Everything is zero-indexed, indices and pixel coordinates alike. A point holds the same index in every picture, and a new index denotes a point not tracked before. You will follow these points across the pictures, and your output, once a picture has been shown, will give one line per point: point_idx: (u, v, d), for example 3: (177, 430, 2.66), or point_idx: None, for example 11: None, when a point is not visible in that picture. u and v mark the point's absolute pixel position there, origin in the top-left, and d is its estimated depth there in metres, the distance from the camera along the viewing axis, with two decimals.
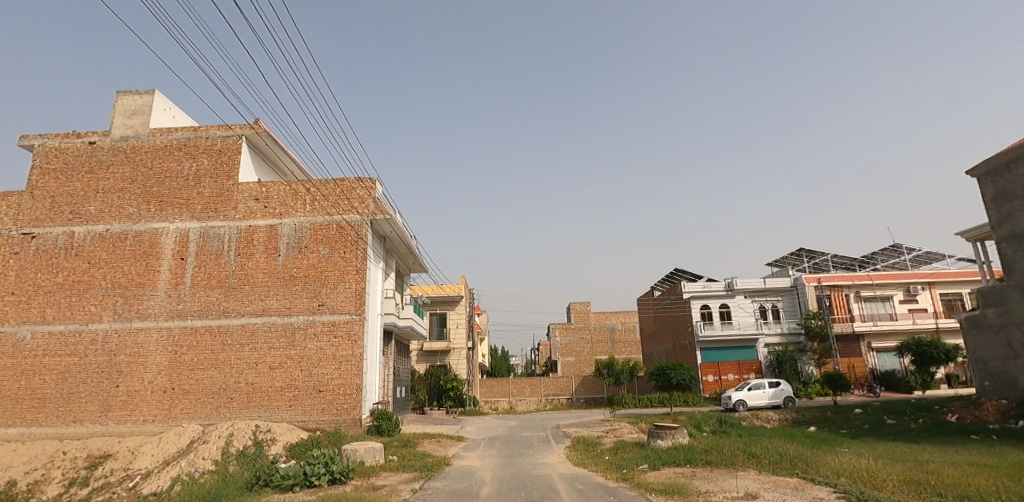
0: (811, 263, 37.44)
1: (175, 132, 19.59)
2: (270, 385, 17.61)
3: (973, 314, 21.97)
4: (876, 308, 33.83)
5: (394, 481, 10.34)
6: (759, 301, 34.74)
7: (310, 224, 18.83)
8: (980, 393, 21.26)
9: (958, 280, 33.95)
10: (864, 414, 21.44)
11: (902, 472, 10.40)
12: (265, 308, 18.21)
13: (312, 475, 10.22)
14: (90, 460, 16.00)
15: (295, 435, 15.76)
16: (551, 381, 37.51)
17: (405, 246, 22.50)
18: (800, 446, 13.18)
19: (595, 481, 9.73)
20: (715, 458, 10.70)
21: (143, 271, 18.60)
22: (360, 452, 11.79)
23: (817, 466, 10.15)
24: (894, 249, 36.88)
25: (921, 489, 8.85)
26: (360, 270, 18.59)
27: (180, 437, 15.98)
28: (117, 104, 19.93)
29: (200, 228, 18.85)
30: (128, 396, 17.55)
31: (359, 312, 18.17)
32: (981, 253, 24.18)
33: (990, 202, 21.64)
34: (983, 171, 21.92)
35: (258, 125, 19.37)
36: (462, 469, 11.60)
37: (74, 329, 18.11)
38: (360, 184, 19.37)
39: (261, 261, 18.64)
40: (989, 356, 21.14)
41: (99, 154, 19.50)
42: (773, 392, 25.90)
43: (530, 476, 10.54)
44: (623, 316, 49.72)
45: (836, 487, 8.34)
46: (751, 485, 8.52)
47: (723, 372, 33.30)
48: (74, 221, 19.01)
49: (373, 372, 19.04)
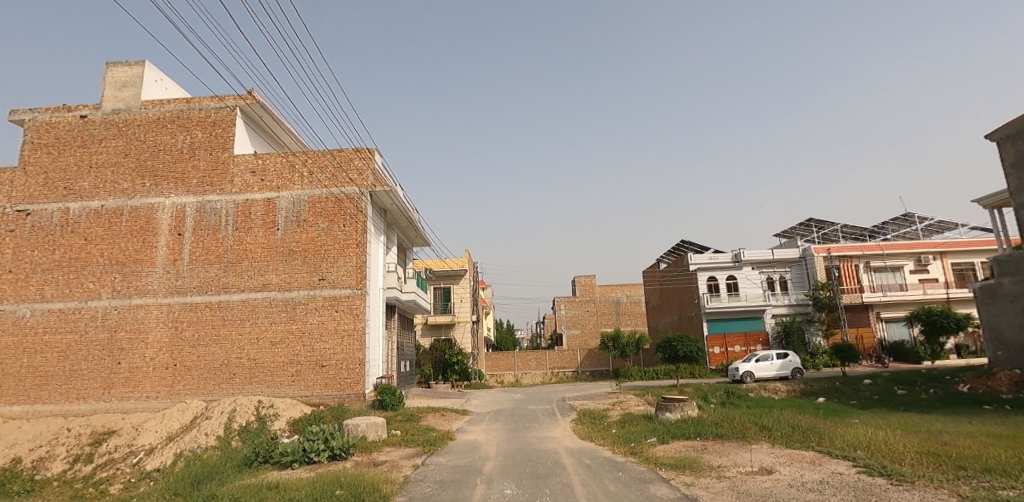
0: (819, 234, 36.88)
1: (168, 104, 19.06)
2: (272, 360, 17.42)
3: (987, 283, 21.46)
4: (886, 279, 33.35)
5: (397, 456, 10.11)
6: (767, 272, 34.26)
7: (308, 197, 18.41)
8: (993, 363, 20.91)
9: (971, 249, 33.37)
10: (875, 385, 21.13)
11: (919, 444, 10.10)
12: (264, 283, 17.92)
13: (311, 452, 9.99)
14: (94, 436, 15.88)
15: (298, 410, 15.60)
16: (556, 354, 37.41)
17: (406, 219, 22.10)
18: (812, 418, 12.82)
19: (603, 455, 9.43)
20: (726, 431, 10.36)
21: (140, 248, 18.28)
22: (362, 428, 11.55)
23: (831, 438, 9.82)
24: (905, 219, 36.21)
25: (942, 463, 8.48)
26: (361, 243, 18.22)
27: (184, 413, 15.83)
28: (106, 76, 19.35)
29: (197, 203, 18.44)
30: (130, 373, 17.41)
31: (360, 286, 17.85)
32: (997, 220, 23.59)
33: (1009, 168, 20.91)
34: (1003, 135, 21.12)
35: (252, 95, 18.79)
36: (465, 443, 11.35)
37: (74, 307, 17.91)
38: (357, 154, 18.83)
39: (260, 235, 18.28)
40: (1004, 326, 20.70)
41: (91, 128, 19.04)
42: (781, 363, 25.63)
43: (535, 450, 10.30)
44: (628, 289, 49.48)
45: (855, 461, 7.94)
46: (766, 459, 8.17)
47: (729, 343, 32.92)
48: (69, 197, 18.64)
49: (376, 346, 18.84)
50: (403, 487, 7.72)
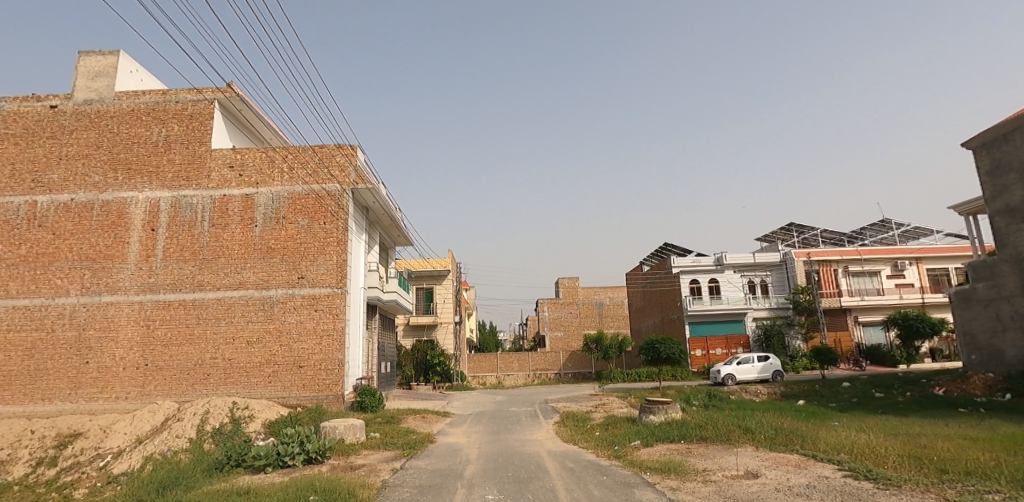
0: (800, 238, 37.31)
1: (143, 96, 18.50)
2: (248, 360, 16.98)
3: (962, 288, 21.83)
4: (864, 283, 33.83)
5: (375, 460, 9.83)
6: (748, 276, 34.55)
7: (288, 194, 18.01)
8: (967, 366, 21.25)
9: (946, 255, 34.01)
10: (853, 388, 21.34)
11: (900, 446, 10.13)
12: (241, 281, 17.47)
13: (286, 455, 9.66)
14: (59, 438, 15.30)
15: (275, 411, 15.19)
16: (539, 356, 37.28)
17: (389, 218, 21.78)
18: (793, 421, 12.82)
19: (587, 459, 9.27)
20: (710, 434, 10.26)
21: (111, 243, 17.70)
22: (340, 430, 11.26)
23: (814, 441, 9.79)
24: (882, 225, 36.81)
25: (925, 466, 8.47)
26: (342, 241, 17.86)
27: (155, 415, 15.30)
28: (79, 66, 18.73)
29: (172, 198, 17.92)
30: (98, 373, 16.82)
31: (341, 285, 17.50)
32: (972, 227, 24.02)
33: (984, 175, 21.33)
34: (978, 143, 21.53)
35: (231, 88, 18.34)
36: (445, 446, 11.11)
37: (40, 304, 17.26)
38: (340, 151, 18.48)
39: (237, 232, 17.82)
40: (978, 330, 21.06)
41: (61, 119, 18.40)
42: (761, 366, 25.79)
43: (517, 454, 10.12)
44: (611, 292, 49.54)
45: (840, 464, 7.87)
46: (751, 463, 8.07)
47: (711, 346, 33.13)
48: (36, 190, 17.98)
49: (356, 346, 18.46)
50: (380, 493, 7.46)
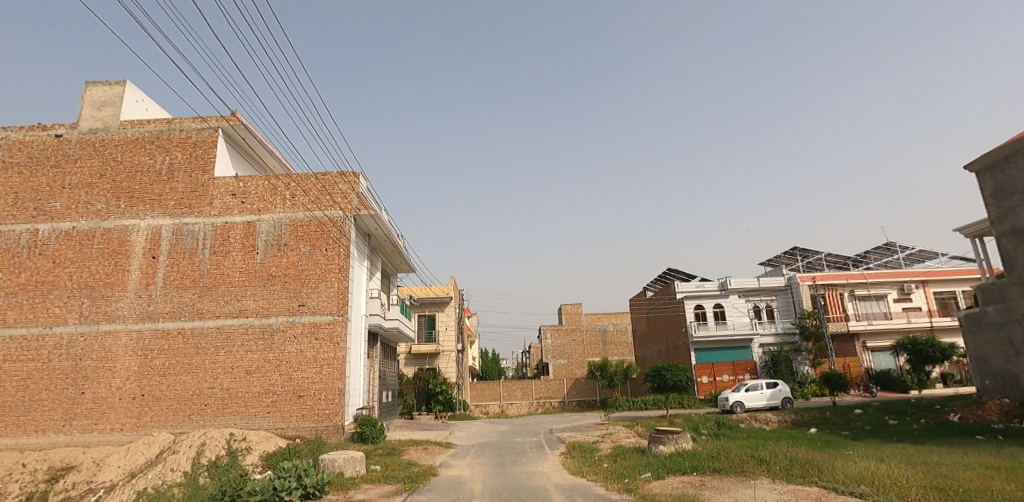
0: (804, 263, 37.09)
1: (147, 125, 18.60)
2: (246, 390, 16.63)
3: (972, 312, 21.49)
4: (870, 307, 33.44)
5: (375, 495, 9.46)
6: (753, 301, 34.23)
7: (290, 221, 17.92)
8: (981, 392, 20.76)
9: (952, 279, 33.71)
10: (865, 415, 20.83)
11: (921, 477, 9.75)
12: (241, 309, 17.24)
13: (282, 490, 9.32)
14: (51, 472, 14.96)
15: (272, 443, 14.80)
16: (542, 384, 36.71)
17: (391, 244, 21.67)
18: (807, 450, 12.41)
19: (596, 493, 8.89)
20: (723, 465, 9.89)
21: (111, 271, 17.55)
22: (339, 463, 10.90)
23: (832, 472, 9.41)
24: (887, 248, 36.59)
25: (951, 499, 8.10)
26: (343, 269, 17.69)
27: (149, 447, 14.89)
28: (85, 95, 18.88)
29: (173, 225, 17.85)
30: (94, 404, 16.48)
31: (342, 313, 17.26)
32: (979, 249, 23.78)
33: (989, 198, 21.20)
34: (981, 166, 21.46)
35: (235, 116, 18.44)
36: (448, 480, 10.73)
37: (37, 333, 17.02)
38: (342, 178, 18.45)
39: (238, 260, 17.67)
40: (990, 355, 20.63)
41: (66, 148, 18.46)
42: (770, 392, 25.30)
43: (523, 488, 9.73)
44: (614, 318, 49.07)
45: (863, 498, 7.51)
46: (769, 496, 7.72)
47: (717, 372, 32.60)
48: (38, 218, 17.93)
49: (356, 375, 18.12)
50: None
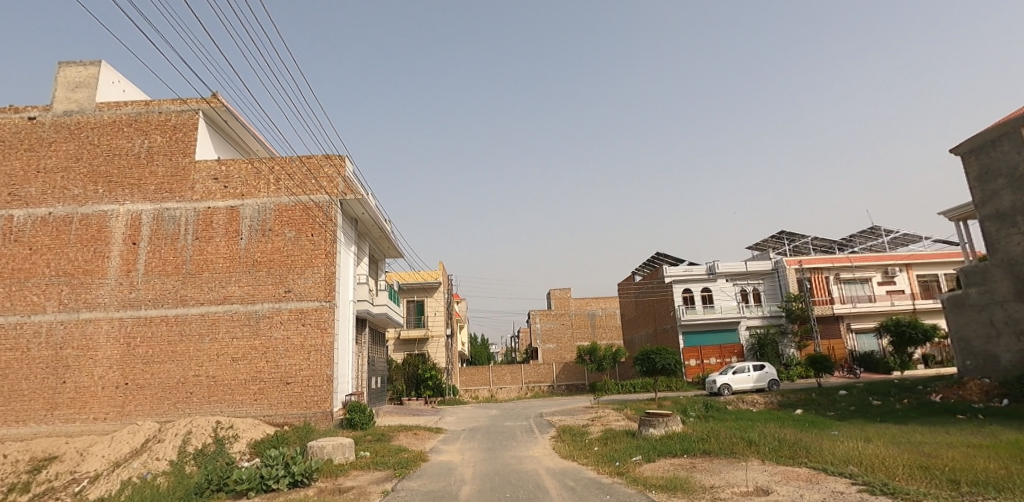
0: (790, 246, 37.37)
1: (125, 107, 18.06)
2: (233, 377, 16.42)
3: (955, 294, 21.75)
4: (855, 290, 33.84)
5: (365, 481, 9.37)
6: (741, 284, 34.49)
7: (275, 206, 17.58)
8: (962, 372, 21.12)
9: (935, 261, 34.18)
10: (850, 395, 21.12)
11: (906, 456, 9.88)
12: (226, 295, 16.96)
13: (270, 478, 9.20)
14: (33, 462, 14.72)
15: (260, 430, 14.65)
16: (531, 368, 36.82)
17: (379, 229, 21.41)
18: (795, 431, 12.52)
19: (587, 476, 8.87)
20: (713, 447, 9.92)
21: (90, 258, 17.14)
22: (328, 450, 10.78)
23: (821, 452, 9.48)
24: (872, 232, 36.95)
25: (937, 478, 8.19)
26: (330, 254, 17.43)
27: (134, 436, 14.66)
28: (59, 76, 18.27)
29: (154, 210, 17.43)
30: (76, 393, 16.18)
31: (329, 299, 17.04)
32: (962, 232, 24.06)
33: (973, 181, 21.38)
34: (966, 149, 21.61)
35: (215, 98, 17.97)
36: (439, 465, 10.66)
37: (15, 322, 16.62)
38: (328, 162, 18.12)
39: (221, 245, 17.33)
40: (972, 336, 20.96)
41: (40, 131, 17.89)
42: (757, 375, 25.55)
43: (514, 472, 9.68)
44: (603, 302, 49.25)
45: (854, 478, 7.55)
46: (760, 478, 7.73)
47: (705, 356, 32.86)
48: (13, 204, 17.42)
49: (345, 362, 17.98)
50: None
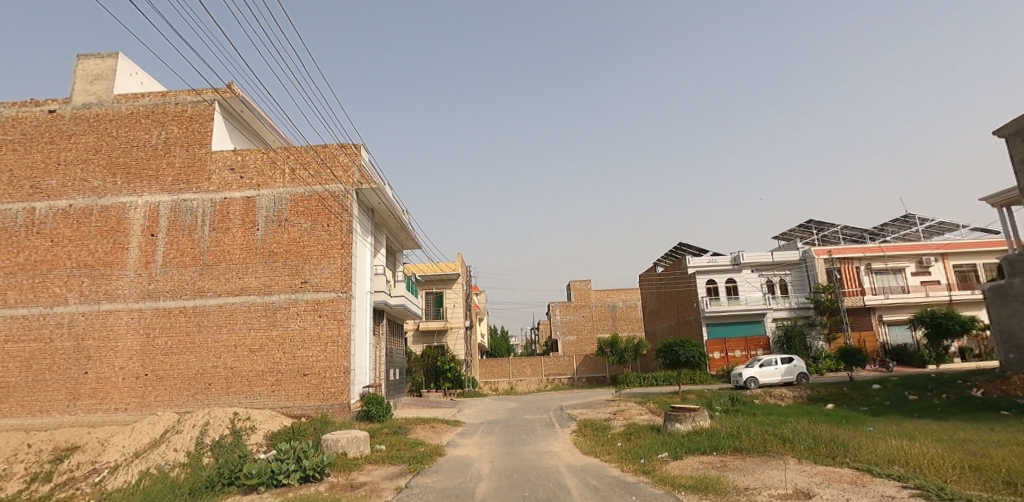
0: (819, 236, 36.18)
1: (142, 98, 18.00)
2: (250, 369, 16.32)
3: (997, 284, 20.69)
4: (888, 281, 32.60)
5: (378, 476, 9.07)
6: (767, 275, 33.48)
7: (290, 196, 17.39)
8: (1005, 366, 20.07)
9: (973, 250, 32.74)
10: (884, 390, 20.25)
11: (954, 455, 9.20)
12: (243, 287, 16.85)
13: (280, 473, 8.95)
14: (56, 452, 14.80)
15: (278, 422, 14.50)
16: (552, 361, 36.45)
17: (395, 220, 21.14)
18: (829, 427, 11.88)
19: (611, 474, 8.40)
20: (745, 444, 9.38)
21: (110, 249, 17.16)
22: (342, 443, 10.53)
23: (861, 451, 8.90)
24: (905, 220, 35.58)
25: (992, 480, 7.54)
26: (346, 244, 17.19)
27: (154, 427, 14.63)
28: (78, 69, 18.28)
29: (171, 202, 17.37)
30: (97, 384, 16.25)
31: (346, 290, 16.82)
32: (1005, 219, 22.83)
33: (1019, 164, 20.18)
34: (1011, 131, 20.38)
35: (230, 88, 17.80)
36: (456, 460, 10.29)
37: (38, 313, 16.75)
38: (343, 150, 17.85)
39: (238, 236, 17.21)
40: (1016, 328, 19.86)
41: (59, 123, 17.94)
42: (785, 368, 24.73)
43: (534, 469, 9.25)
44: (624, 294, 48.53)
45: (903, 481, 6.95)
46: (799, 479, 7.19)
47: (729, 349, 32.08)
48: (35, 196, 17.52)
49: (362, 353, 17.74)
50: None
